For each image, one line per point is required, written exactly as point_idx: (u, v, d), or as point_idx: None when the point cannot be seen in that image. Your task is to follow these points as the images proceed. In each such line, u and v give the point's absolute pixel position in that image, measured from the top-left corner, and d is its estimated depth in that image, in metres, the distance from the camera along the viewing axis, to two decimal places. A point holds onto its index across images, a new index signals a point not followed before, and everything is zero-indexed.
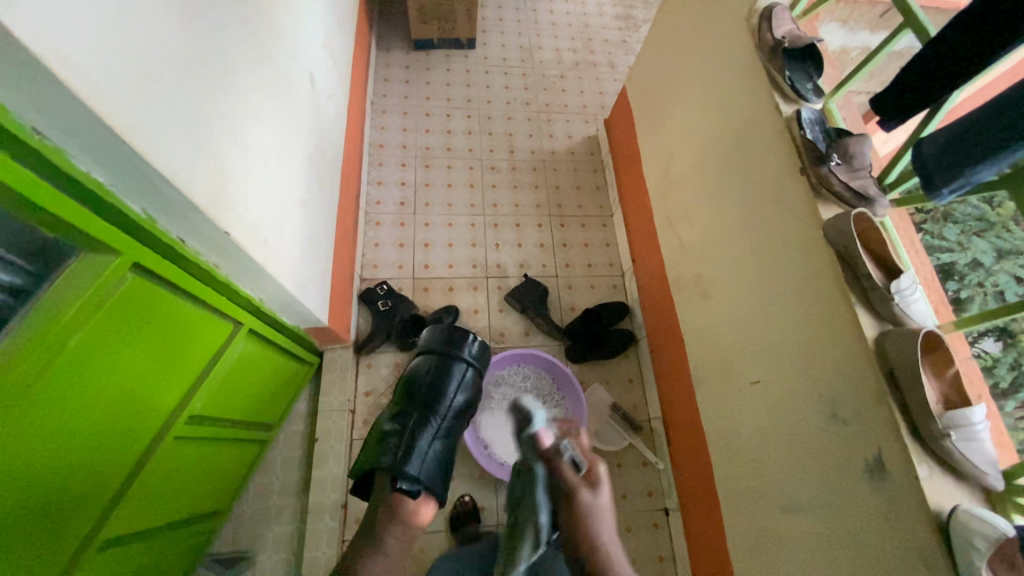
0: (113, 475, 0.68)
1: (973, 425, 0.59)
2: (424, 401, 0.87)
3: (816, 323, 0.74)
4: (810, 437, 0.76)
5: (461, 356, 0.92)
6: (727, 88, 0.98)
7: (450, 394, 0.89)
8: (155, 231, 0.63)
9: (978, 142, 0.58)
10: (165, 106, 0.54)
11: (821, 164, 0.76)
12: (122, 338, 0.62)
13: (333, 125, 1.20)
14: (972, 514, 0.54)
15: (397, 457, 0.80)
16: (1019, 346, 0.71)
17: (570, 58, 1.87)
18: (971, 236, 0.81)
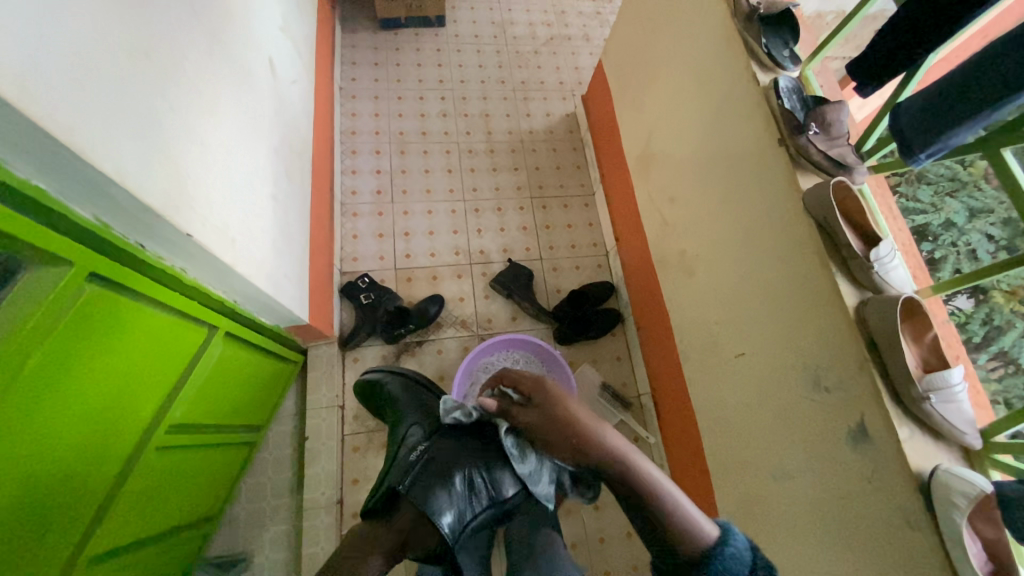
0: (92, 493, 0.66)
1: (951, 387, 0.60)
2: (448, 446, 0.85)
3: (798, 293, 0.75)
4: (796, 407, 0.76)
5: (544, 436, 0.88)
6: (704, 58, 0.96)
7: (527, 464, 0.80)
8: (111, 238, 0.60)
9: (952, 107, 0.58)
10: (106, 103, 0.50)
11: (799, 133, 0.75)
12: (87, 352, 0.59)
13: (299, 115, 1.15)
14: (952, 474, 0.56)
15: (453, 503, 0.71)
16: (991, 302, 0.73)
17: (543, 32, 1.82)
18: (944, 197, 0.83)
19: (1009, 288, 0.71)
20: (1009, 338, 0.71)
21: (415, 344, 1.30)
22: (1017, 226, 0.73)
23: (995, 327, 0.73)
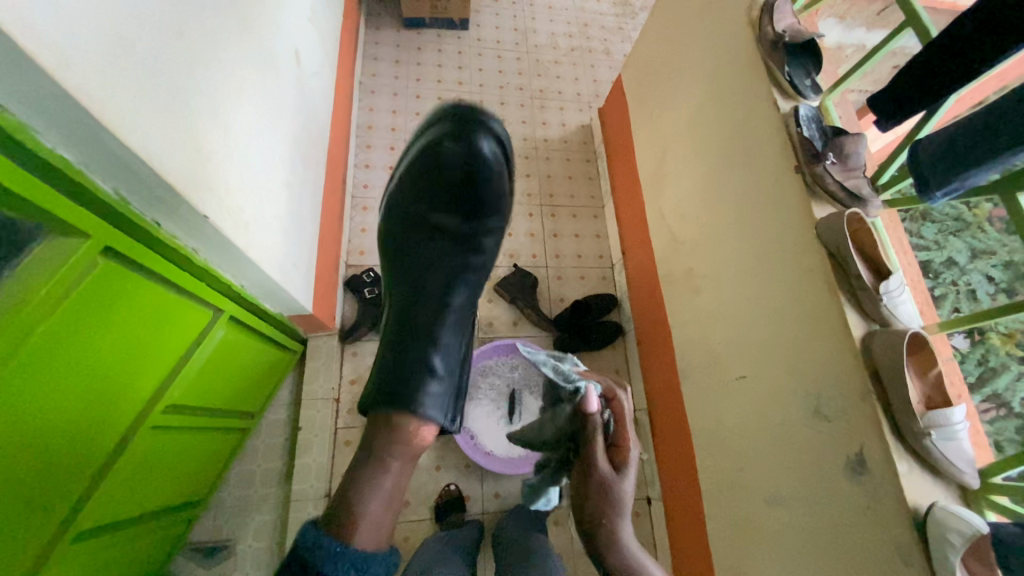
0: (86, 467, 0.65)
1: (953, 425, 0.61)
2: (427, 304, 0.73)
3: (804, 320, 0.75)
4: (794, 434, 0.76)
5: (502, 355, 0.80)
6: (725, 81, 0.97)
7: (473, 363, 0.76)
8: (129, 214, 0.60)
9: (975, 148, 0.59)
10: (138, 80, 0.50)
11: (817, 162, 0.75)
12: (93, 326, 0.59)
13: (319, 105, 1.15)
14: (949, 511, 0.56)
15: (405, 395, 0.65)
16: (987, 342, 0.74)
17: (564, 43, 1.83)
18: (948, 236, 0.84)
19: (1006, 331, 0.72)
20: (1002, 380, 0.72)
21: None
22: (1018, 272, 0.74)
23: (990, 368, 0.73)
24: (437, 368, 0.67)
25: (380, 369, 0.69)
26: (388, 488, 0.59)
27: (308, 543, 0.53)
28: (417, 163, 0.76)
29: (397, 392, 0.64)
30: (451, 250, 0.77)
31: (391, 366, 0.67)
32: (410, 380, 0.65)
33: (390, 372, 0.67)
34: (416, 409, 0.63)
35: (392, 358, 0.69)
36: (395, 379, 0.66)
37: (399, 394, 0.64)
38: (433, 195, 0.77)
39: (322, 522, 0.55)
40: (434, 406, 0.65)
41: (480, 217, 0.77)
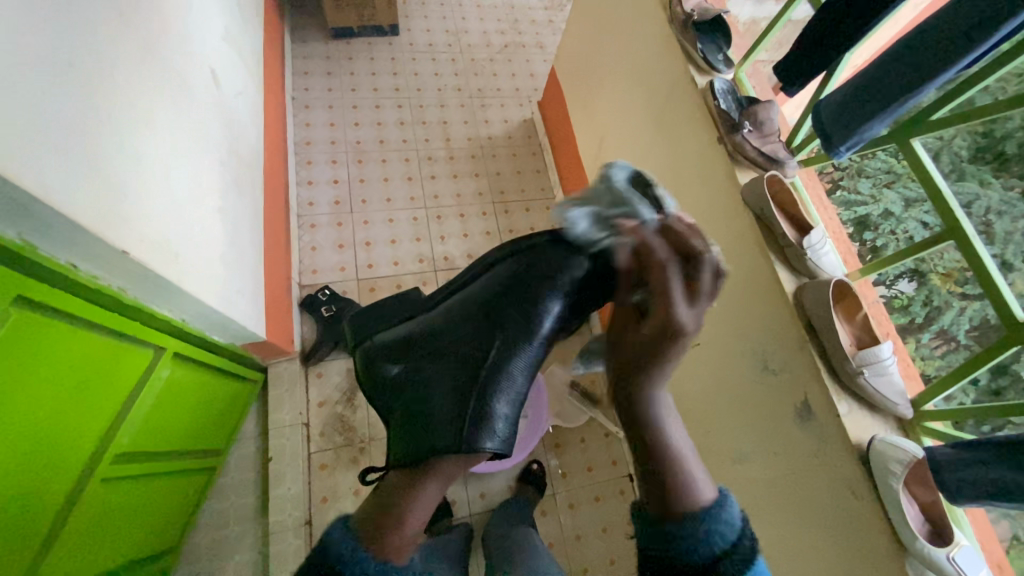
0: (31, 532, 0.61)
1: (882, 361, 0.65)
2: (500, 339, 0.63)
3: (743, 282, 0.79)
4: (747, 391, 0.80)
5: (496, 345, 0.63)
6: (647, 62, 1.00)
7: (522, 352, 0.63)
8: (38, 258, 0.56)
9: (868, 102, 0.64)
10: (27, 117, 0.47)
11: (735, 131, 0.80)
12: (16, 382, 0.56)
13: (247, 126, 1.12)
14: (887, 442, 0.61)
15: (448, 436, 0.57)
16: (930, 284, 0.76)
17: (497, 40, 1.84)
18: (883, 188, 0.83)
19: (944, 271, 0.73)
20: (947, 317, 0.72)
21: None
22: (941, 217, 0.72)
23: (935, 307, 0.74)
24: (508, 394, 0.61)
25: (412, 415, 0.60)
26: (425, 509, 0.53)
27: (346, 553, 0.47)
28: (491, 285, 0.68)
29: (459, 421, 0.58)
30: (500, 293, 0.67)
31: (440, 402, 0.60)
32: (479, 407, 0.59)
33: (441, 408, 0.60)
34: (478, 443, 0.57)
35: (438, 390, 0.61)
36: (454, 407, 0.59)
37: (462, 421, 0.58)
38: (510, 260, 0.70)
39: (360, 527, 0.49)
40: (498, 437, 0.59)
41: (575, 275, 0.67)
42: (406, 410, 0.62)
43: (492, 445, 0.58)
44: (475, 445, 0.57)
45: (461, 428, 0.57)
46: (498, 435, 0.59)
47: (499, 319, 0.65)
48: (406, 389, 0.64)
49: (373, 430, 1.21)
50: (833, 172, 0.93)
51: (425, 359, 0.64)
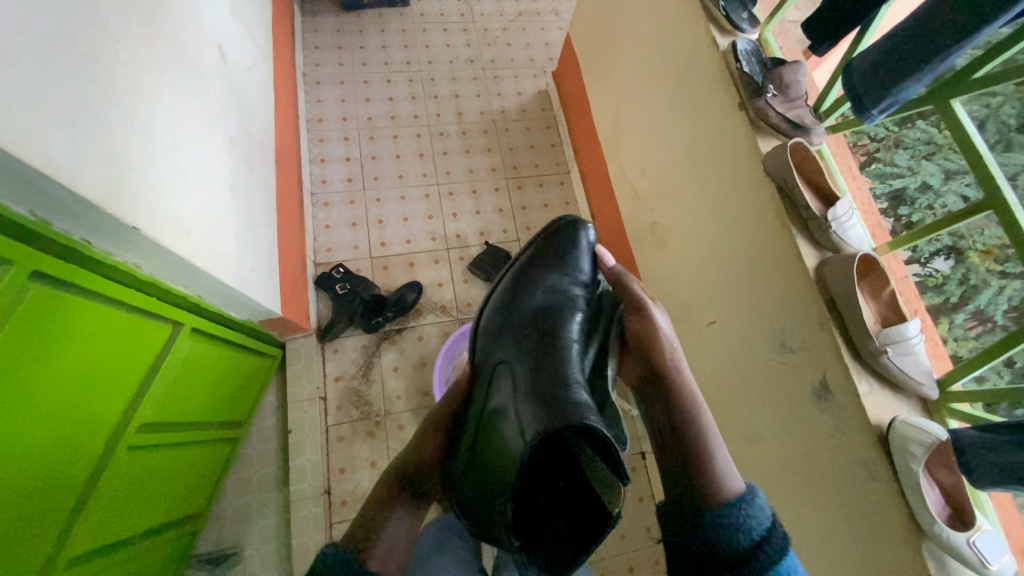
0: (62, 496, 0.65)
1: (908, 340, 0.62)
2: (532, 356, 0.68)
3: (763, 257, 0.75)
4: (764, 370, 0.78)
5: (555, 342, 0.69)
6: (666, 25, 0.94)
7: (569, 346, 0.69)
8: (51, 234, 0.57)
9: (904, 58, 0.59)
10: (29, 91, 0.47)
11: (758, 96, 0.75)
12: (39, 354, 0.58)
13: (257, 102, 1.11)
14: (908, 424, 0.59)
15: (532, 428, 0.58)
16: (968, 262, 0.70)
17: (511, 8, 1.77)
18: (921, 160, 0.76)
19: (983, 247, 0.68)
20: (984, 296, 0.68)
21: (395, 331, 1.30)
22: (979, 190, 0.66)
23: (971, 286, 0.70)
24: (573, 383, 0.63)
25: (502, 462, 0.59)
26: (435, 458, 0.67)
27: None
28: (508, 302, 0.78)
29: (541, 418, 0.58)
30: (516, 308, 0.76)
31: (516, 423, 0.60)
32: (548, 393, 0.61)
33: (522, 417, 0.60)
34: (573, 417, 0.55)
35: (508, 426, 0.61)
36: (528, 413, 0.60)
37: (543, 407, 0.59)
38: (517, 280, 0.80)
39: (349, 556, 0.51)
40: (589, 412, 0.57)
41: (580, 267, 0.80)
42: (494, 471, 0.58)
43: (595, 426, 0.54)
44: (573, 420, 0.55)
45: (550, 423, 0.57)
46: (587, 412, 0.57)
47: (526, 340, 0.70)
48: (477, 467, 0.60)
49: (387, 404, 1.23)
50: (869, 143, 0.86)
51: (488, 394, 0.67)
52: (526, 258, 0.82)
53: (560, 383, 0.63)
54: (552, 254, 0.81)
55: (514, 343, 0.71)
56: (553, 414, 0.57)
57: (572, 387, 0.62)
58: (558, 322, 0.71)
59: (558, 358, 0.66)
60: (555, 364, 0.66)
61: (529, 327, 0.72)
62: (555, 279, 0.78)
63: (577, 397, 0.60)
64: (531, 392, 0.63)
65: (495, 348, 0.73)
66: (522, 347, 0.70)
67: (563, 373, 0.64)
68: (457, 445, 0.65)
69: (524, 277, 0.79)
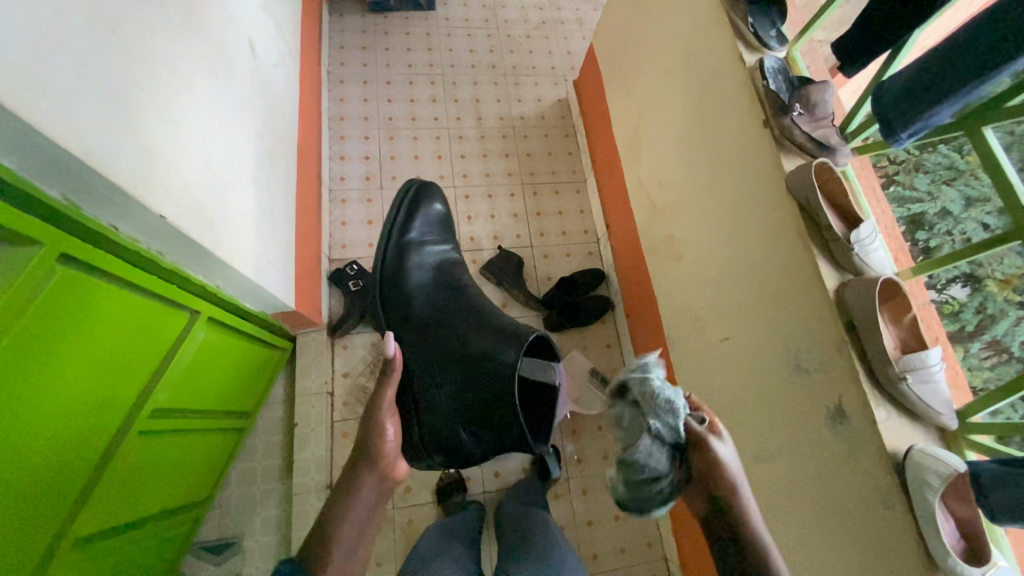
0: (74, 476, 0.66)
1: (929, 367, 0.61)
2: (450, 306, 0.93)
3: (781, 275, 0.75)
4: (777, 390, 0.77)
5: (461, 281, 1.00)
6: (692, 39, 0.94)
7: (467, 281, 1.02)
8: (81, 218, 0.59)
9: (935, 83, 0.58)
10: (69, 79, 0.49)
11: (783, 114, 0.75)
12: (61, 336, 0.59)
13: (282, 98, 1.13)
14: (926, 453, 0.57)
15: (501, 368, 0.80)
16: (985, 291, 0.69)
17: (535, 16, 1.79)
18: (942, 185, 0.76)
19: (1002, 277, 0.67)
20: (1001, 326, 0.67)
21: None
22: (1004, 216, 0.65)
23: (988, 316, 0.69)
24: (495, 313, 0.92)
25: (492, 399, 0.79)
26: (392, 433, 0.69)
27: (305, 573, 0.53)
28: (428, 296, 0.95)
29: (490, 331, 0.87)
30: (431, 291, 0.96)
31: (493, 368, 0.81)
32: (480, 321, 0.90)
33: (487, 369, 0.81)
34: (526, 340, 0.81)
35: (476, 365, 0.84)
36: (479, 333, 0.88)
37: (497, 339, 0.85)
38: (401, 263, 0.96)
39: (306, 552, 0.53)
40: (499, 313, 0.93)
41: (440, 222, 1.06)
42: (489, 408, 0.79)
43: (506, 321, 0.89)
44: (527, 338, 0.81)
45: (505, 346, 0.83)
46: (498, 314, 0.92)
47: (438, 297, 0.95)
48: (474, 410, 0.81)
49: None
50: (887, 168, 0.86)
51: (456, 366, 0.85)
52: (393, 236, 0.98)
53: (482, 308, 0.94)
54: (412, 224, 1.01)
55: (439, 304, 0.94)
56: (494, 330, 0.87)
57: (488, 307, 0.94)
58: (453, 269, 1.01)
59: (466, 293, 0.98)
60: (467, 295, 0.97)
61: (439, 284, 0.97)
62: (433, 244, 1.02)
63: (500, 321, 0.90)
64: (494, 347, 0.84)
65: (436, 328, 0.90)
66: (448, 312, 0.93)
67: (471, 299, 0.96)
68: (455, 424, 0.81)
69: (388, 265, 0.96)
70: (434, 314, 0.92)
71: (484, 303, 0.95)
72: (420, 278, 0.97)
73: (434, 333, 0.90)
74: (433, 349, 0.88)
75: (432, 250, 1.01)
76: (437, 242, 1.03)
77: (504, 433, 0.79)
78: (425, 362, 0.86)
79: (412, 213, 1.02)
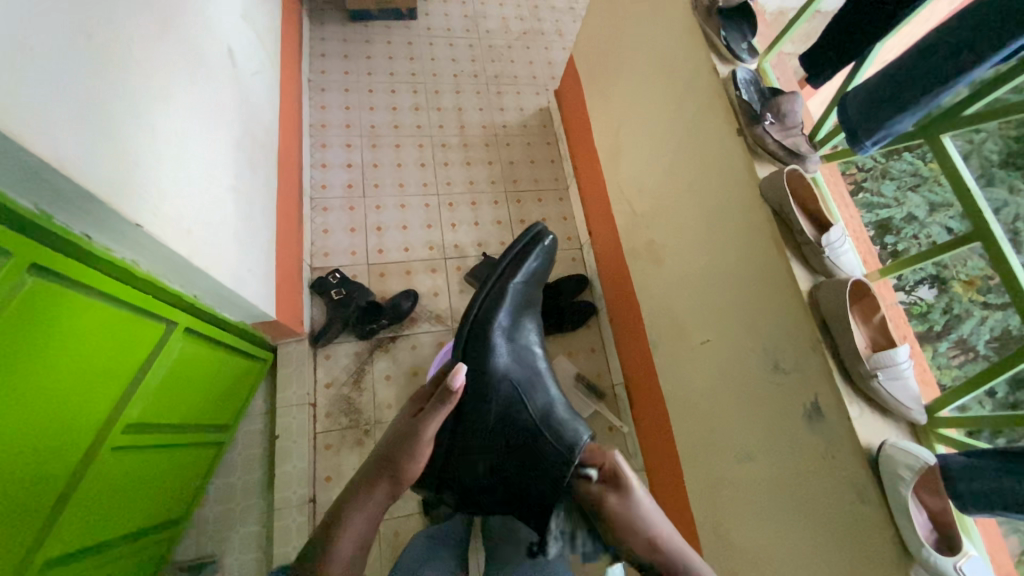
0: (42, 497, 0.63)
1: (898, 365, 0.63)
2: (522, 366, 0.90)
3: (758, 278, 0.77)
4: (757, 390, 0.78)
5: (535, 339, 0.95)
6: (668, 50, 0.97)
7: (540, 341, 0.96)
8: (53, 227, 0.57)
9: (896, 94, 0.61)
10: (43, 86, 0.48)
11: (756, 124, 0.78)
12: (29, 349, 0.57)
13: (263, 105, 1.12)
14: (898, 447, 0.59)
15: (555, 451, 0.79)
16: (950, 291, 0.73)
17: (516, 27, 1.82)
18: (908, 192, 0.80)
19: (966, 278, 0.71)
20: (966, 326, 0.70)
21: (389, 339, 1.29)
22: (965, 219, 0.68)
23: (954, 316, 0.72)
24: (557, 393, 0.89)
25: (530, 471, 0.80)
26: (422, 458, 0.74)
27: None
28: (503, 346, 0.90)
29: (542, 415, 0.84)
30: (512, 339, 0.92)
31: (545, 450, 0.80)
32: (537, 392, 0.87)
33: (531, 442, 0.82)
34: (576, 436, 0.81)
35: (522, 438, 0.83)
36: (533, 411, 0.84)
37: (553, 423, 0.83)
38: (490, 301, 0.93)
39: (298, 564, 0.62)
40: (558, 390, 0.91)
41: (539, 260, 0.99)
42: (528, 474, 0.80)
43: (560, 410, 0.86)
44: (578, 439, 0.80)
45: (563, 439, 0.81)
46: (558, 395, 0.89)
47: (518, 351, 0.91)
48: (507, 464, 0.82)
49: (378, 413, 1.22)
50: (856, 173, 0.89)
51: (502, 431, 0.84)
52: (502, 270, 0.96)
53: (548, 381, 0.90)
54: (520, 265, 0.96)
55: (516, 359, 0.90)
56: (555, 415, 0.85)
57: (552, 382, 0.91)
58: (533, 320, 0.98)
59: (535, 356, 0.93)
60: (540, 362, 0.93)
61: (518, 337, 0.93)
62: (524, 281, 0.96)
63: (557, 402, 0.87)
64: (547, 425, 0.83)
65: (498, 388, 0.86)
66: (518, 372, 0.88)
67: (540, 367, 0.92)
68: (473, 471, 0.82)
69: (489, 299, 0.93)
70: (507, 373, 0.87)
71: (549, 376, 0.92)
72: (508, 322, 0.92)
73: (494, 391, 0.85)
74: (490, 406, 0.85)
75: (528, 294, 0.97)
76: (527, 284, 0.97)
77: (529, 505, 0.80)
78: (474, 409, 0.84)
79: (524, 257, 0.97)
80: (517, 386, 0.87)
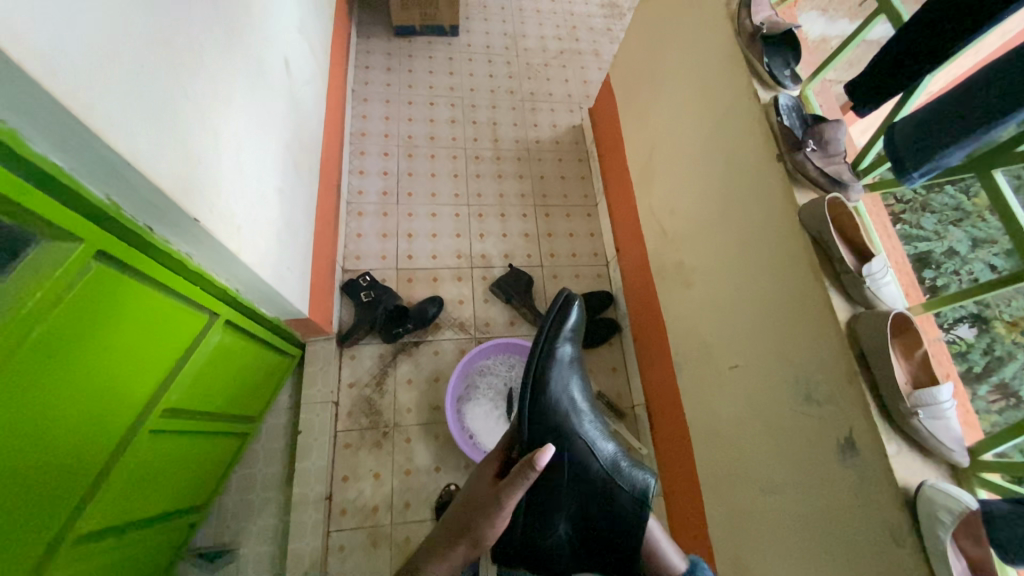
0: (83, 473, 0.66)
1: (939, 404, 0.61)
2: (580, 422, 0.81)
3: (792, 305, 0.76)
4: (787, 420, 0.76)
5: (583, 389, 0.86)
6: (708, 74, 0.98)
7: (585, 389, 0.86)
8: (119, 217, 0.61)
9: (946, 126, 0.60)
10: (125, 87, 0.52)
11: (797, 150, 0.77)
12: (87, 330, 0.60)
13: (310, 112, 1.17)
14: (937, 489, 0.57)
15: (631, 501, 0.76)
16: (993, 331, 0.70)
17: (554, 46, 1.86)
18: (949, 226, 0.78)
19: (1010, 319, 0.68)
20: (1009, 368, 0.68)
21: (413, 344, 1.31)
22: (1011, 258, 0.66)
23: (996, 357, 0.69)
24: (612, 440, 0.83)
25: (602, 522, 0.77)
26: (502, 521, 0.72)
27: None
28: (562, 406, 0.80)
29: (607, 465, 0.79)
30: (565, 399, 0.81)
31: (616, 502, 0.76)
32: (598, 442, 0.80)
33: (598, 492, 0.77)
34: (647, 481, 0.77)
35: (590, 494, 0.77)
36: (599, 463, 0.78)
37: (621, 472, 0.78)
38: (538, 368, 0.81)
39: None
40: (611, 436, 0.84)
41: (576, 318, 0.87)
42: (604, 523, 0.76)
43: (623, 458, 0.80)
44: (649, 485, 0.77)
45: (632, 487, 0.77)
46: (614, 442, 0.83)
47: (573, 407, 0.82)
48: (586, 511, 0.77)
49: (397, 416, 1.23)
50: (893, 205, 0.88)
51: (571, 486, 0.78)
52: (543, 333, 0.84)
53: (604, 430, 0.84)
54: (560, 325, 0.85)
55: (574, 417, 0.81)
56: (621, 465, 0.79)
57: (606, 430, 0.84)
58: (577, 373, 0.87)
59: (590, 408, 0.85)
60: (593, 411, 0.85)
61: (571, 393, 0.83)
62: (566, 343, 0.85)
63: (618, 450, 0.81)
64: (620, 478, 0.77)
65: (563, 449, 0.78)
66: (576, 430, 0.80)
67: (595, 416, 0.85)
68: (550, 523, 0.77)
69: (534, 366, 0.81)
70: (570, 434, 0.79)
71: (602, 423, 0.85)
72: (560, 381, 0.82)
73: (560, 453, 0.78)
74: (558, 469, 0.78)
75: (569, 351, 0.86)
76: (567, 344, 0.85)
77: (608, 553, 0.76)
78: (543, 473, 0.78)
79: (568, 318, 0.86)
80: (579, 444, 0.79)
